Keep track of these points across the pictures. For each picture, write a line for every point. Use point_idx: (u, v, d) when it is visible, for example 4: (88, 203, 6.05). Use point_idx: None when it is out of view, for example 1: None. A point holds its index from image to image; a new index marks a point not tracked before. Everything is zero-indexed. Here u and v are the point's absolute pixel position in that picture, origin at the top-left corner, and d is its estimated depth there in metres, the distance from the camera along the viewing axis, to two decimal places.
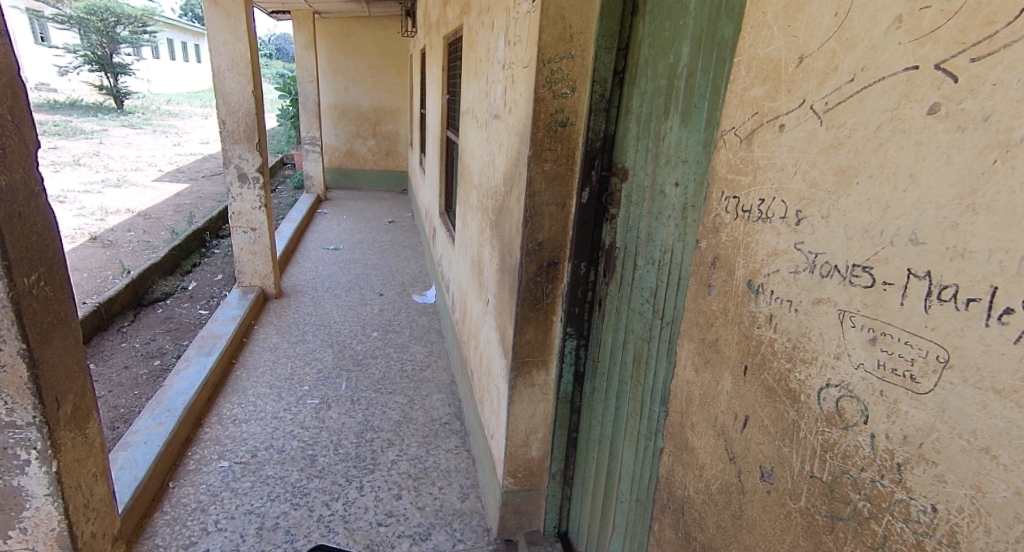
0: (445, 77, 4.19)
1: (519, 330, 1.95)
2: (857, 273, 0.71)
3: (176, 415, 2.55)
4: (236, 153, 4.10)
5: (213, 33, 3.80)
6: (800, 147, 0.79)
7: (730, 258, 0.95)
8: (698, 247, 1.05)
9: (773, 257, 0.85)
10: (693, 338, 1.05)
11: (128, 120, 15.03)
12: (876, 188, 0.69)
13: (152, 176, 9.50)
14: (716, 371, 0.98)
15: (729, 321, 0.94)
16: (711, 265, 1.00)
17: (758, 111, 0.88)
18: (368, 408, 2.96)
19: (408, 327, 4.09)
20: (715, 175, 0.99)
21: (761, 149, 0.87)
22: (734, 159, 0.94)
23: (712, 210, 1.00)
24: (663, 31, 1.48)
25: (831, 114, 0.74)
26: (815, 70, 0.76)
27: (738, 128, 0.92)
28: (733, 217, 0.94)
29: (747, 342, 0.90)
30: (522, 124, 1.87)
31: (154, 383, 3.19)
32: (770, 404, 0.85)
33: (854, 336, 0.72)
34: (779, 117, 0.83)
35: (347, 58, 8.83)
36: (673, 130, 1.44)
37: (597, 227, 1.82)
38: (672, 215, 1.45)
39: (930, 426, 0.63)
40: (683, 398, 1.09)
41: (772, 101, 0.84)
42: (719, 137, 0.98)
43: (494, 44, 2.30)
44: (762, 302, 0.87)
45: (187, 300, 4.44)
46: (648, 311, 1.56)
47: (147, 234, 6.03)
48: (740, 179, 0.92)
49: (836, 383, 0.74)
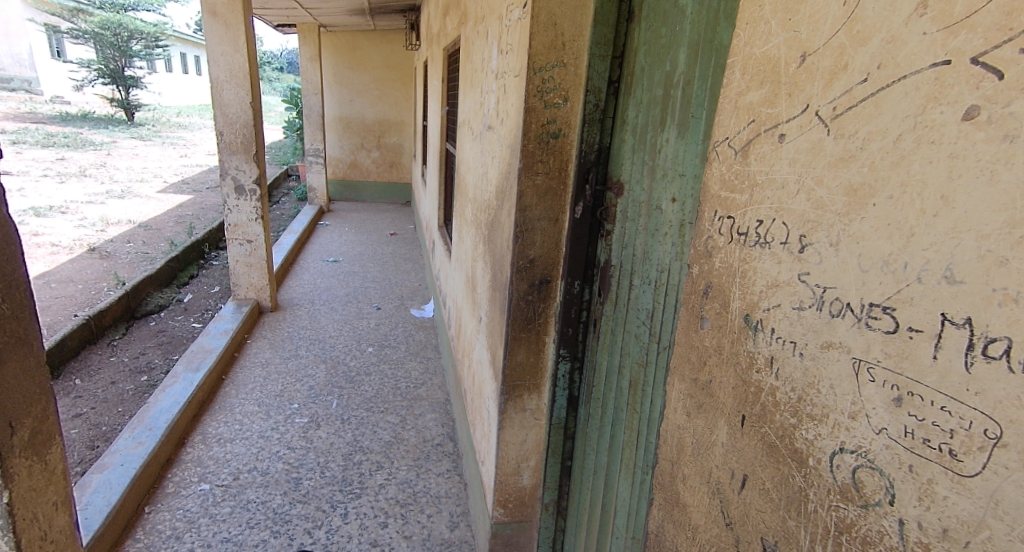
0: (445, 88, 4.13)
1: (509, 352, 1.86)
2: (876, 315, 0.62)
3: (157, 434, 2.46)
4: (233, 164, 4.05)
5: (212, 44, 3.77)
6: (803, 160, 0.70)
7: (725, 287, 0.86)
8: (690, 275, 0.96)
9: (773, 289, 0.76)
10: (684, 378, 0.96)
11: (137, 131, 15.14)
12: (898, 210, 0.59)
13: (156, 187, 9.49)
14: (709, 418, 0.89)
15: (724, 360, 0.85)
16: (703, 294, 0.91)
17: (755, 119, 0.79)
18: (358, 428, 2.87)
19: (404, 342, 4.00)
20: (708, 193, 0.90)
21: (759, 162, 0.78)
22: (728, 175, 0.85)
23: (705, 231, 0.91)
24: (660, 37, 1.40)
25: (840, 121, 0.65)
26: (820, 69, 0.67)
27: (732, 139, 0.84)
28: (728, 240, 0.85)
29: (744, 388, 0.81)
30: (512, 136, 1.79)
31: (139, 400, 3.10)
32: (772, 464, 0.76)
33: (874, 393, 0.62)
34: (779, 126, 0.74)
35: (352, 71, 8.85)
36: (670, 142, 1.37)
37: (592, 244, 1.72)
38: (669, 233, 1.37)
39: (978, 521, 0.53)
40: (674, 446, 0.99)
41: (770, 107, 0.76)
42: (712, 148, 0.89)
43: (488, 53, 2.23)
44: (762, 340, 0.78)
45: (181, 313, 4.37)
46: (645, 334, 1.49)
47: (146, 245, 5.99)
48: (734, 198, 0.83)
49: (852, 448, 0.64)
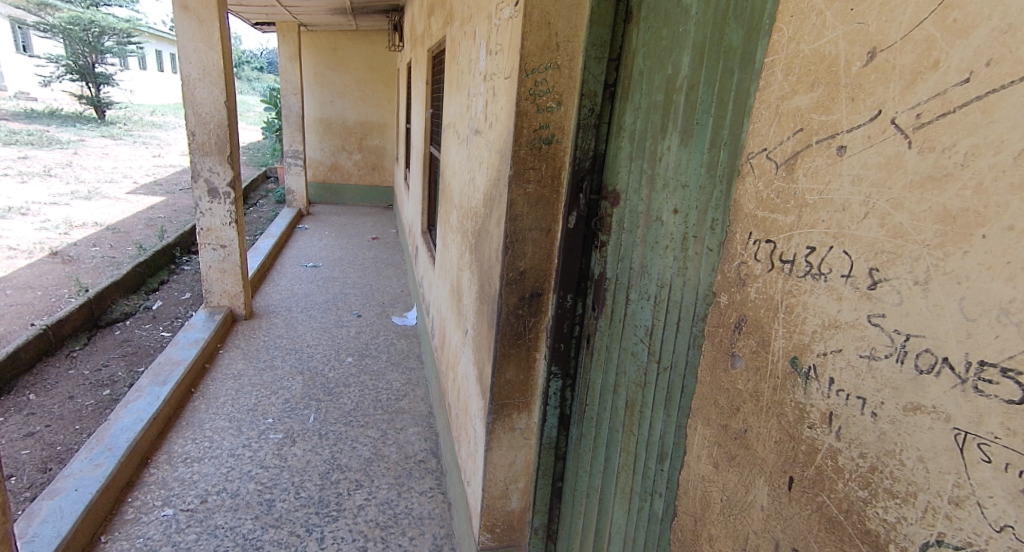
0: (429, 90, 4.02)
1: (498, 370, 1.77)
2: (993, 379, 0.55)
3: (117, 455, 2.32)
4: (205, 166, 3.90)
5: (184, 40, 3.63)
6: (873, 177, 0.65)
7: (762, 324, 0.83)
8: (718, 304, 0.94)
9: (830, 331, 0.71)
10: (711, 423, 0.95)
11: (107, 130, 14.71)
12: (1019, 246, 0.53)
13: (125, 188, 9.19)
14: (744, 474, 0.87)
15: (762, 409, 0.83)
16: (733, 329, 0.89)
17: (803, 127, 0.75)
18: (336, 444, 2.75)
19: (385, 352, 3.89)
20: (741, 212, 0.88)
21: (810, 178, 0.73)
22: (767, 192, 0.82)
23: (736, 256, 0.89)
24: (661, 39, 1.33)
25: (927, 131, 0.60)
26: (899, 67, 0.63)
27: (772, 150, 0.80)
28: (767, 266, 0.82)
29: (790, 447, 0.78)
30: (502, 141, 1.70)
31: (100, 416, 2.93)
32: (832, 540, 0.71)
33: (991, 480, 0.55)
34: (837, 137, 0.70)
35: (333, 71, 8.69)
36: (672, 150, 1.29)
37: (585, 255, 1.64)
38: (671, 246, 1.31)
39: None
40: (698, 499, 0.99)
41: (824, 113, 0.72)
42: (748, 160, 0.86)
43: (476, 53, 2.14)
44: (815, 392, 0.74)
45: (149, 321, 4.20)
46: (643, 352, 1.43)
47: (113, 249, 5.76)
48: (777, 219, 0.80)
49: (960, 543, 0.58)
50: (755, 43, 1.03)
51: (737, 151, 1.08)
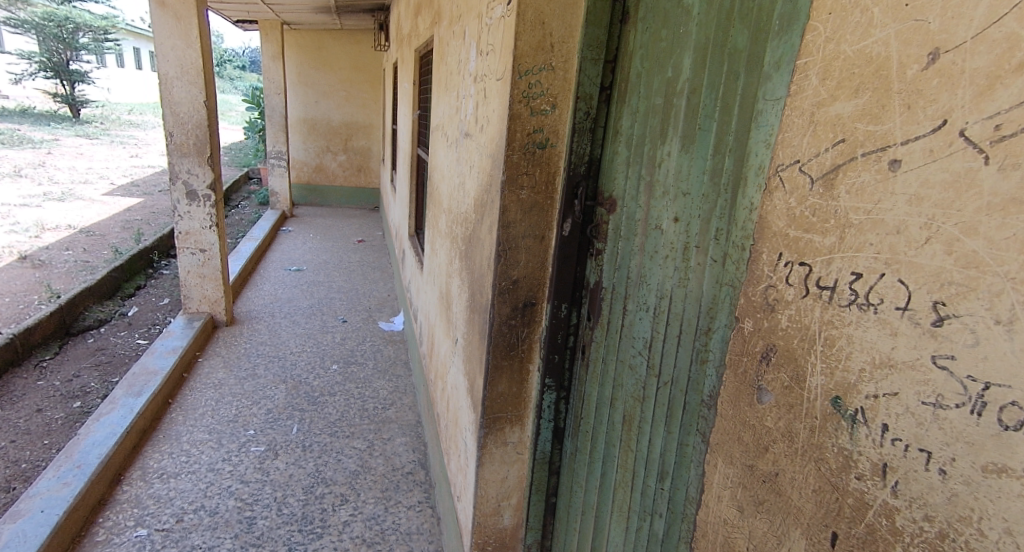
0: (416, 91, 3.96)
1: (490, 383, 1.71)
2: None
3: (87, 472, 2.24)
4: (184, 167, 3.80)
5: (161, 37, 3.52)
6: (936, 195, 0.61)
7: (798, 358, 0.78)
8: (741, 329, 0.89)
9: (886, 372, 0.67)
10: (736, 461, 0.90)
11: (82, 129, 14.39)
12: None
13: (100, 190, 8.97)
14: (776, 522, 0.82)
15: (799, 453, 0.78)
16: (761, 360, 0.84)
17: (846, 137, 0.70)
18: (321, 457, 2.73)
19: (372, 359, 3.85)
20: (768, 230, 0.82)
21: (855, 195, 0.69)
22: (800, 207, 0.77)
23: (762, 277, 0.84)
24: (659, 41, 1.28)
25: (1007, 144, 0.56)
26: (967, 70, 0.58)
27: (808, 162, 0.76)
28: (802, 291, 0.77)
29: (835, 498, 0.73)
30: (494, 145, 1.64)
31: (70, 430, 2.82)
32: None
33: None
34: (890, 149, 0.65)
35: (317, 71, 8.57)
36: (672, 155, 1.24)
37: (580, 264, 1.59)
38: (671, 256, 1.25)
39: None
40: (722, 541, 0.95)
41: (872, 122, 0.67)
42: (776, 172, 0.81)
43: (465, 54, 2.09)
44: (865, 438, 0.69)
45: (124, 328, 4.08)
46: (642, 365, 1.38)
47: (86, 253, 5.60)
48: (813, 239, 0.75)
49: None
50: (763, 44, 0.97)
51: (743, 158, 1.03)
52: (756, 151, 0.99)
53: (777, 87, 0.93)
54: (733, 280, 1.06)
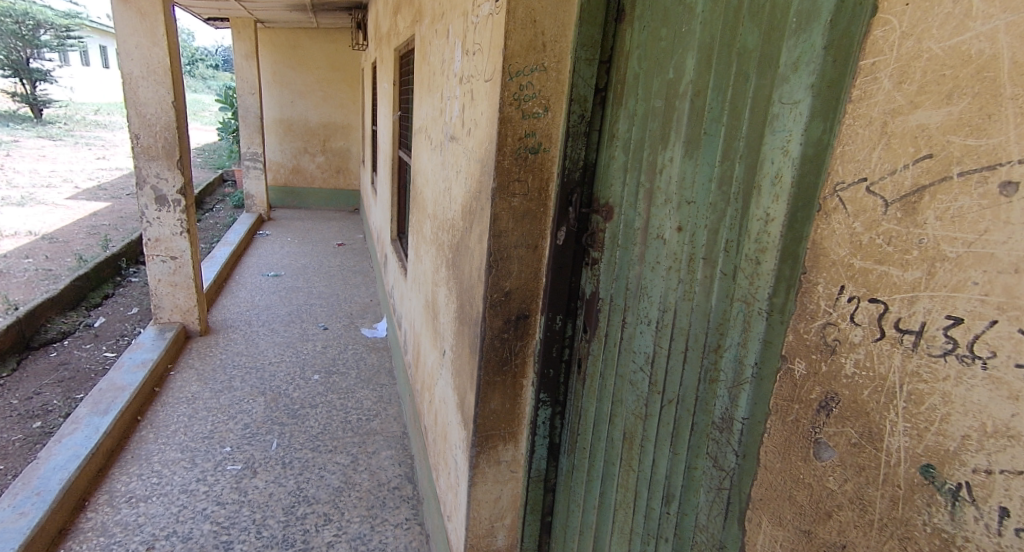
0: (397, 91, 3.86)
1: (482, 400, 1.62)
2: None
3: (47, 500, 2.19)
4: (152, 171, 3.67)
5: (124, 35, 3.39)
6: None
7: (871, 414, 0.66)
8: (791, 373, 0.78)
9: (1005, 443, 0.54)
10: (788, 523, 0.79)
11: (47, 131, 14.01)
12: None
13: (66, 194, 8.71)
14: None
15: (875, 527, 0.66)
16: (820, 412, 0.73)
17: (939, 153, 0.58)
18: (303, 473, 2.65)
19: (354, 368, 3.75)
20: (832, 259, 0.71)
21: (953, 223, 0.57)
22: (873, 234, 0.65)
23: (820, 315, 0.73)
24: (658, 40, 1.21)
25: None
26: None
27: (883, 181, 0.64)
28: (877, 333, 0.64)
29: None
30: (483, 150, 1.55)
31: (30, 452, 2.70)
32: None
33: None
34: (1005, 169, 0.53)
35: (293, 71, 8.40)
36: (675, 162, 1.17)
37: (575, 273, 1.52)
38: (674, 267, 1.18)
39: None
40: None
41: (974, 136, 0.55)
42: (842, 192, 0.70)
43: (449, 54, 2.01)
44: (970, 519, 0.57)
45: (90, 340, 3.93)
46: (643, 381, 1.31)
47: (50, 260, 5.41)
48: (891, 273, 0.63)
49: None
50: (778, 42, 0.89)
51: (755, 165, 0.95)
52: (770, 157, 0.91)
53: (796, 90, 0.85)
54: (745, 296, 0.97)
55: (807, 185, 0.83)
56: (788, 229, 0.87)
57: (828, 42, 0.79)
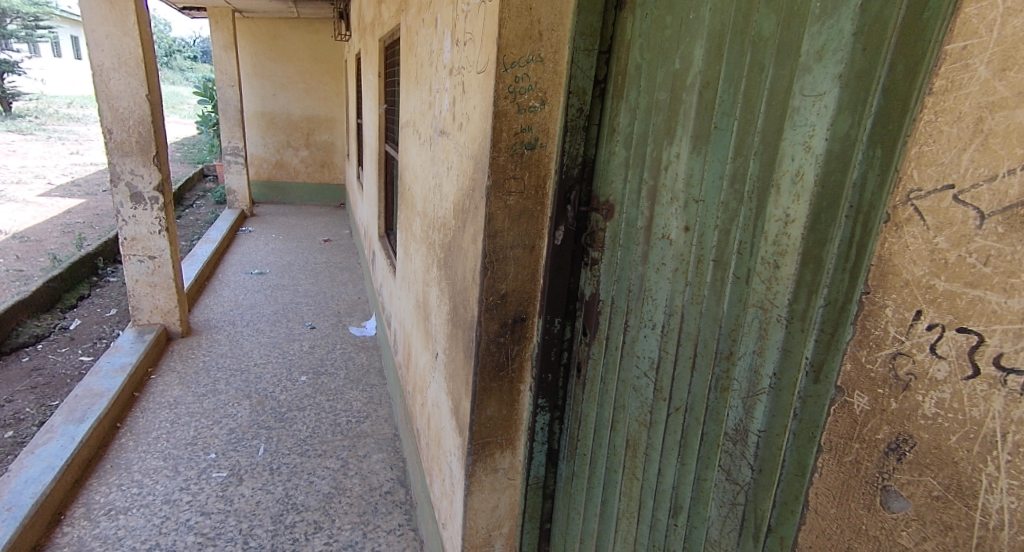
0: (382, 83, 3.76)
1: (478, 406, 1.56)
2: None
3: (18, 517, 2.10)
4: (126, 167, 3.54)
5: (93, 25, 3.26)
6: None
7: (962, 468, 0.57)
8: (854, 408, 0.69)
9: None
10: None
11: (19, 125, 13.62)
12: None
13: (38, 191, 8.48)
14: None
15: None
16: (892, 456, 0.64)
17: None
18: (291, 479, 2.57)
19: (343, 368, 3.66)
20: (906, 276, 0.62)
21: None
22: (958, 249, 0.57)
23: (889, 344, 0.64)
24: (662, 28, 1.14)
25: None
26: None
27: (979, 188, 0.55)
28: (969, 373, 0.56)
29: None
30: (476, 146, 1.48)
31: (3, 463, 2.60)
32: None
33: None
34: None
35: (274, 62, 8.23)
36: (681, 157, 1.11)
37: (574, 274, 1.46)
38: (681, 269, 1.12)
39: None
40: None
41: None
42: (919, 199, 0.61)
43: (437, 45, 1.93)
44: None
45: (65, 344, 3.81)
46: (648, 388, 1.25)
47: (22, 261, 5.24)
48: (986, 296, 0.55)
49: None
50: (798, 29, 0.83)
51: (773, 162, 0.89)
52: (790, 154, 0.85)
53: (820, 81, 0.79)
54: (760, 301, 0.91)
55: (831, 183, 0.78)
56: (810, 231, 0.81)
57: (857, 28, 0.73)
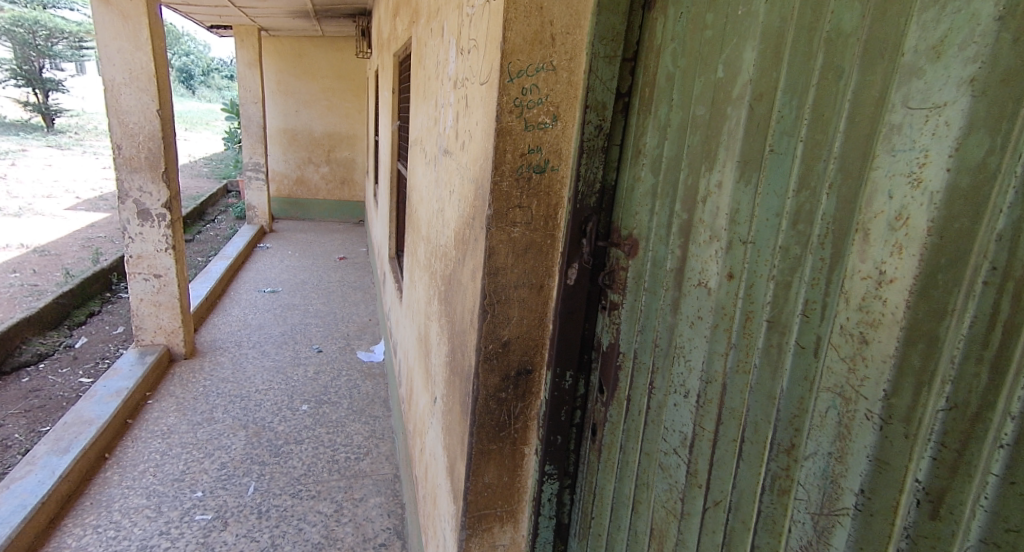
0: (396, 99, 3.60)
1: (474, 472, 1.33)
2: None
3: None
4: (134, 184, 3.43)
5: (105, 39, 3.17)
6: None
7: None
8: None
9: None
10: None
11: (55, 138, 13.91)
12: None
13: (64, 204, 8.56)
14: None
15: None
16: None
17: None
18: (280, 525, 2.35)
19: (347, 397, 3.46)
20: None
21: None
22: None
23: None
24: (702, 28, 0.92)
25: None
26: None
27: None
28: None
29: None
30: (477, 168, 1.27)
31: None
32: None
33: None
34: None
35: (298, 79, 8.21)
36: (725, 186, 0.87)
37: (589, 319, 1.22)
38: (722, 327, 0.88)
39: None
40: None
41: None
42: None
43: (444, 55, 1.73)
44: None
45: (67, 364, 3.69)
46: (679, 471, 1.01)
47: (37, 275, 5.19)
48: None
49: None
50: (898, 17, 0.61)
51: (856, 197, 0.65)
52: (887, 188, 0.61)
53: (936, 88, 0.56)
54: (838, 385, 0.67)
55: (956, 235, 0.55)
56: (919, 298, 0.58)
57: (1004, 11, 0.51)
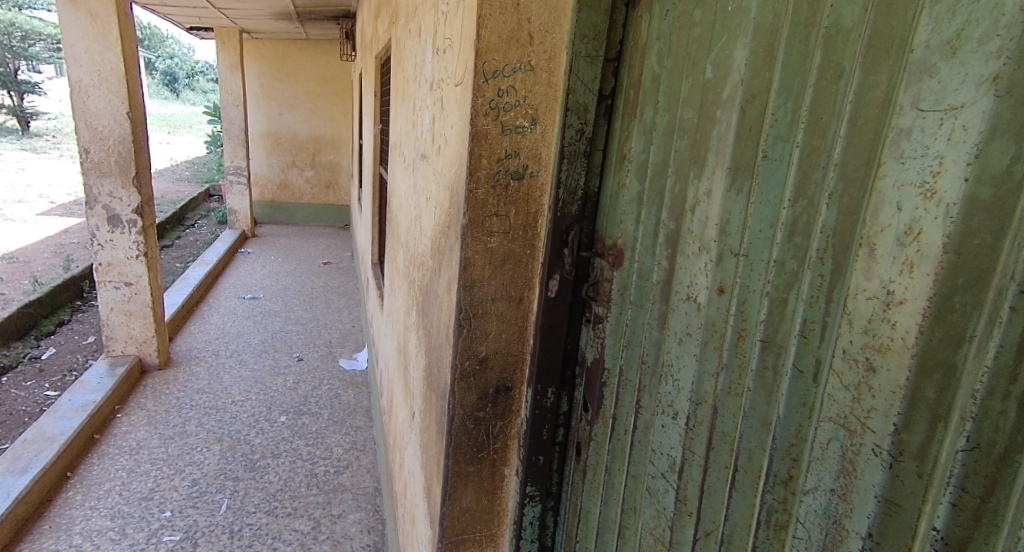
0: (378, 102, 3.52)
1: (451, 496, 1.25)
2: None
3: None
4: (104, 189, 3.31)
5: (72, 39, 3.06)
6: None
7: None
8: None
9: None
10: None
11: (31, 142, 13.61)
12: None
13: (38, 209, 8.35)
14: None
15: None
16: None
17: None
18: (252, 545, 2.25)
19: (327, 407, 3.36)
20: None
21: None
22: None
23: None
24: (689, 25, 0.86)
25: None
26: None
27: None
28: None
29: None
30: (452, 174, 1.20)
31: None
32: None
33: None
34: None
35: (281, 82, 8.09)
36: (714, 194, 0.81)
37: (571, 334, 1.15)
38: (712, 345, 0.81)
39: None
40: None
41: None
42: None
43: (421, 56, 1.66)
44: None
45: (33, 376, 3.56)
46: (667, 498, 0.94)
47: (5, 283, 5.03)
48: None
49: None
50: (906, 8, 0.55)
51: (860, 209, 0.60)
52: (896, 200, 0.56)
53: (953, 88, 0.51)
54: (841, 416, 0.61)
55: (976, 253, 0.49)
56: (935, 323, 0.52)
57: None
